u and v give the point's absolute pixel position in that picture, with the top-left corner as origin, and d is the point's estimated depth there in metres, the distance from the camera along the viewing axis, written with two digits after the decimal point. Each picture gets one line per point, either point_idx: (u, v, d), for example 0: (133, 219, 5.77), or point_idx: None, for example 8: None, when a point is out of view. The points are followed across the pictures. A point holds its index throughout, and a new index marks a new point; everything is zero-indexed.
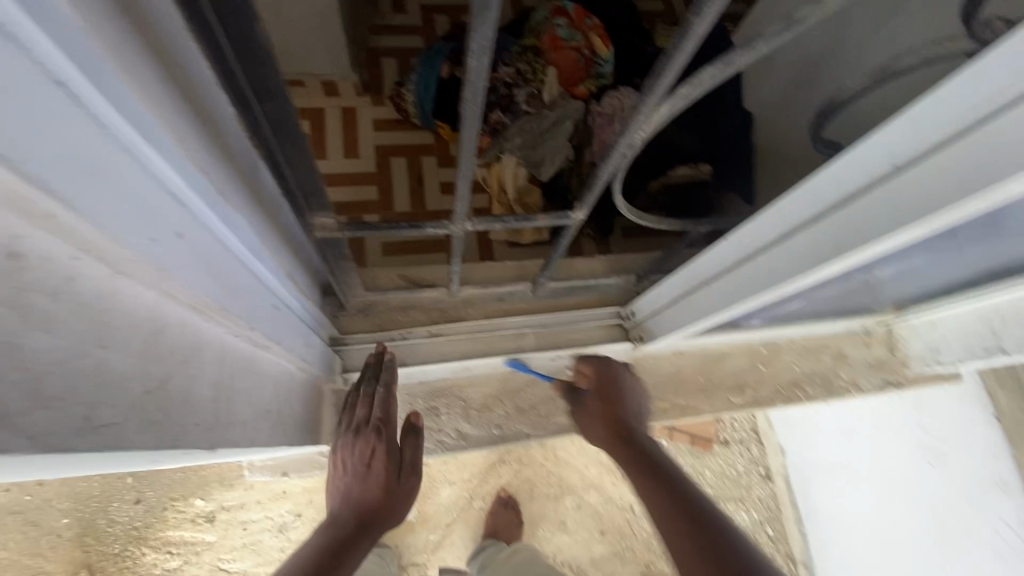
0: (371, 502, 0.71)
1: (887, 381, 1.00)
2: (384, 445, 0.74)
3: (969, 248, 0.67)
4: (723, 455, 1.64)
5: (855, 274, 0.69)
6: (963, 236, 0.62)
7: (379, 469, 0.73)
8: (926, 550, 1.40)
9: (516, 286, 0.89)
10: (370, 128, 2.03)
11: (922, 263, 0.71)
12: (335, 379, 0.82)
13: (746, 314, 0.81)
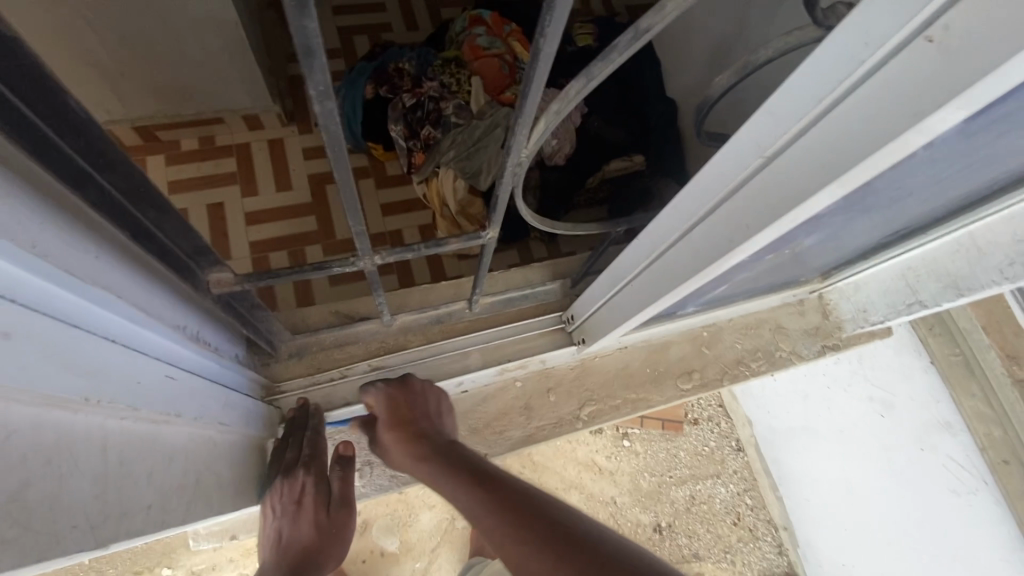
0: (300, 544, 0.71)
1: (825, 346, 1.03)
2: (307, 484, 0.73)
3: (873, 213, 0.69)
4: (695, 434, 1.83)
5: (771, 253, 0.70)
6: (862, 202, 0.64)
7: (310, 505, 0.72)
8: (890, 498, 1.41)
9: (452, 305, 0.87)
10: (300, 158, 1.97)
11: (831, 233, 0.73)
12: (278, 435, 0.79)
13: (678, 304, 0.82)
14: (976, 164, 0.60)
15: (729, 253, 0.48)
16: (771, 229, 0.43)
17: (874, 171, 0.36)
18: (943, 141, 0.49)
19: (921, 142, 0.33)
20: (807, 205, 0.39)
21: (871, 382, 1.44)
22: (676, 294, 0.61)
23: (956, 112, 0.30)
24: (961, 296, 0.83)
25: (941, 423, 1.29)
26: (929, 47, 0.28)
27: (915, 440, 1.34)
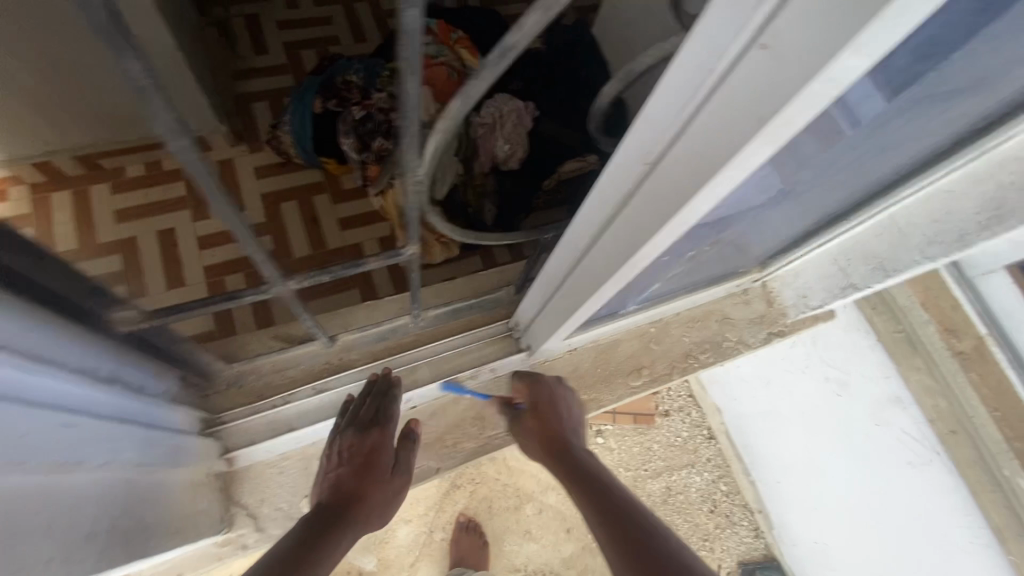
0: (360, 491, 0.68)
1: (770, 333, 1.05)
2: (383, 442, 0.74)
3: (783, 199, 0.72)
4: (666, 427, 1.85)
5: (689, 247, 0.70)
6: (770, 192, 0.66)
7: (380, 462, 0.72)
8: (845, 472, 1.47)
9: (396, 321, 0.86)
10: (252, 178, 1.95)
11: (752, 220, 0.75)
12: (226, 460, 0.80)
13: (612, 304, 0.81)
14: (868, 143, 0.63)
15: (632, 258, 0.49)
16: (666, 231, 0.44)
17: (748, 169, 0.37)
18: (823, 128, 0.50)
19: (782, 138, 0.34)
20: (692, 207, 0.40)
21: (824, 362, 1.46)
22: (598, 298, 0.61)
23: (804, 111, 0.31)
24: (888, 277, 0.84)
25: (891, 397, 1.30)
26: (762, 53, 0.28)
27: (871, 416, 1.36)
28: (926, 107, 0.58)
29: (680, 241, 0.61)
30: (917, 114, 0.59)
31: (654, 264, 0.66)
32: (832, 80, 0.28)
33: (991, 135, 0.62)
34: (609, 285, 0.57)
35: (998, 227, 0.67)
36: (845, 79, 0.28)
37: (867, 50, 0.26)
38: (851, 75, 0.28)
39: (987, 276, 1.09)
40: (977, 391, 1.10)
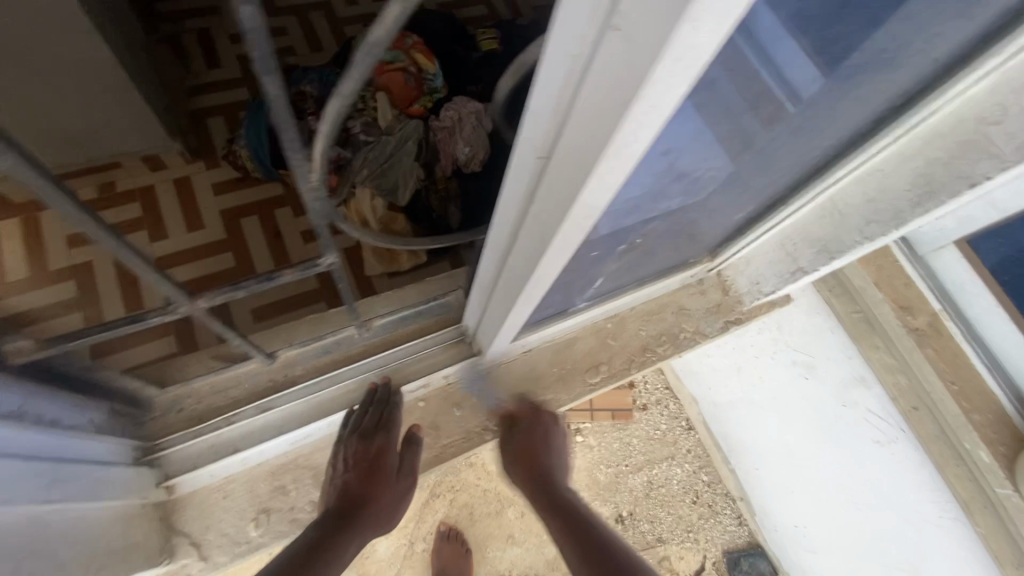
0: (370, 495, 0.77)
1: (727, 322, 1.06)
2: (387, 449, 0.82)
3: (708, 186, 0.71)
4: (645, 421, 1.63)
5: (626, 234, 0.71)
6: (690, 186, 0.68)
7: (384, 467, 0.81)
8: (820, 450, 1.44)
9: (340, 333, 0.84)
10: (210, 194, 1.90)
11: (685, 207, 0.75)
12: (166, 486, 0.78)
13: (552, 303, 0.80)
14: (783, 127, 0.62)
15: (548, 256, 0.48)
16: (572, 225, 0.43)
17: (634, 157, 0.36)
18: (719, 101, 0.50)
19: (658, 122, 0.33)
20: (590, 200, 0.39)
21: (791, 346, 1.47)
22: (534, 297, 0.61)
23: (669, 93, 0.29)
24: (833, 259, 0.84)
25: (857, 378, 1.38)
26: (616, 37, 0.27)
27: (836, 398, 1.40)
28: (832, 89, 0.58)
29: (595, 233, 0.58)
30: (825, 97, 0.59)
31: (576, 258, 0.64)
32: (685, 59, 0.27)
33: (911, 112, 0.62)
34: (534, 283, 0.56)
35: (929, 203, 0.69)
36: (701, 56, 0.27)
37: (710, 27, 0.25)
38: (707, 53, 0.27)
39: (938, 252, 1.14)
40: (934, 366, 1.12)
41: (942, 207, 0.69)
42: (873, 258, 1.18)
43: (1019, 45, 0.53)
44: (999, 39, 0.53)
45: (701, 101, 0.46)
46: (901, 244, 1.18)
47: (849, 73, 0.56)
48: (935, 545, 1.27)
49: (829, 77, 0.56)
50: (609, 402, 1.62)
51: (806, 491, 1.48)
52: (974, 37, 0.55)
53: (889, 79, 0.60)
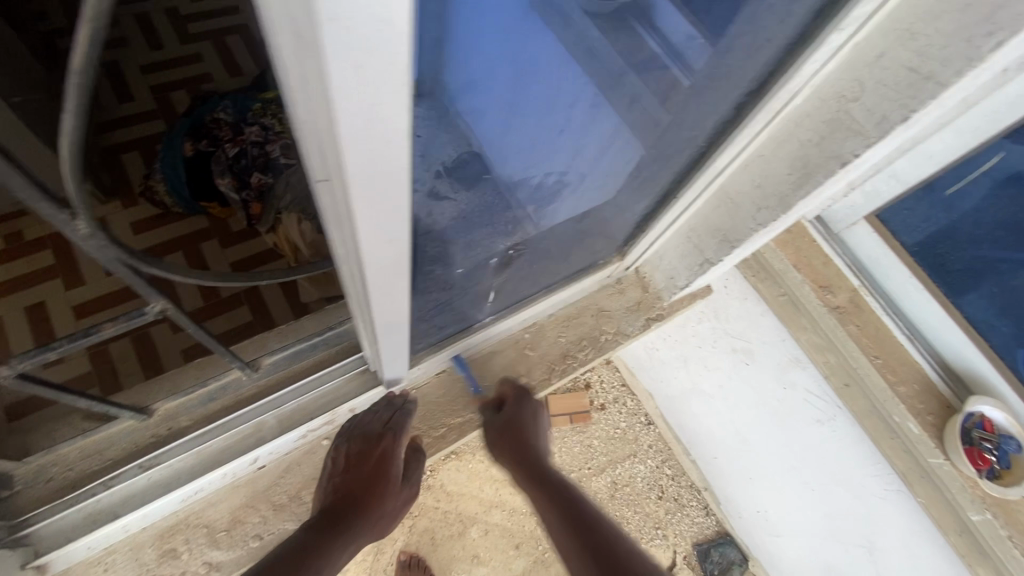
0: (369, 499, 0.74)
1: (649, 319, 1.06)
2: (392, 454, 0.79)
3: (558, 191, 0.73)
4: (603, 421, 1.48)
5: (490, 244, 0.75)
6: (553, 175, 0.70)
7: (392, 471, 0.78)
8: (771, 437, 1.42)
9: (223, 378, 0.79)
10: (130, 233, 1.79)
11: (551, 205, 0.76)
12: (38, 557, 0.76)
13: (441, 322, 0.84)
14: (603, 125, 0.66)
15: (365, 258, 0.49)
16: (369, 213, 0.43)
17: (392, 135, 0.37)
18: (515, 83, 0.54)
19: (389, 98, 0.34)
20: (365, 182, 0.40)
21: (729, 334, 1.46)
22: (398, 315, 0.63)
23: (373, 61, 0.31)
24: (735, 248, 0.83)
25: (792, 361, 1.38)
26: (288, 30, 0.29)
27: (776, 380, 1.42)
28: (632, 89, 0.63)
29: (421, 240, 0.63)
30: (634, 96, 0.64)
31: (425, 272, 0.69)
32: (345, 40, 0.29)
33: (767, 98, 0.61)
34: (377, 291, 0.56)
35: (809, 184, 0.67)
36: (381, 24, 0.29)
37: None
38: (388, 20, 0.29)
39: (851, 228, 1.14)
40: (860, 344, 1.11)
41: (823, 187, 0.67)
42: (791, 239, 1.17)
43: (857, 17, 0.51)
44: (833, 14, 0.51)
45: (448, 97, 0.50)
46: (819, 224, 1.17)
47: (663, 60, 0.60)
48: (884, 518, 1.28)
49: (625, 76, 0.61)
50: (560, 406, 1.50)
51: (773, 479, 1.42)
52: (809, 14, 0.53)
53: (741, 62, 0.59)
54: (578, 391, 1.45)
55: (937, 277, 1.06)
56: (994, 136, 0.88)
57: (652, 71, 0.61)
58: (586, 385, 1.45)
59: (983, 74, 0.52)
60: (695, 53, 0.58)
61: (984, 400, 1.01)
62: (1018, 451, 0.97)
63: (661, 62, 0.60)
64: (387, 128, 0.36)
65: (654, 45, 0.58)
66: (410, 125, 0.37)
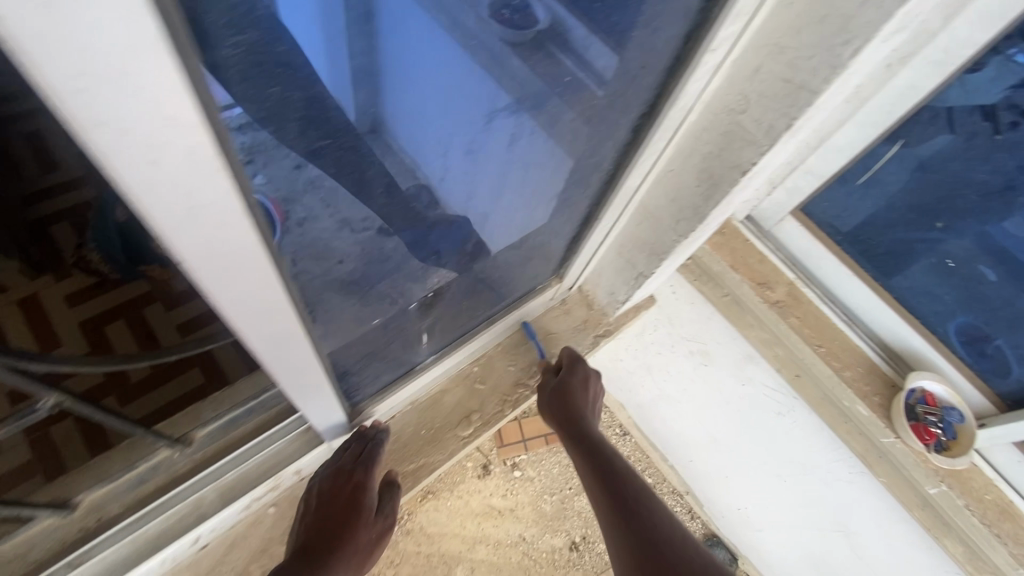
0: (345, 528, 0.75)
1: (598, 336, 1.09)
2: (366, 483, 0.81)
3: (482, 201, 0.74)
4: None
5: (405, 279, 0.77)
6: (484, 181, 0.70)
7: (368, 501, 0.80)
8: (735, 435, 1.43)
9: (153, 458, 0.77)
10: (63, 306, 1.70)
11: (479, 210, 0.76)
12: None
13: (377, 368, 0.83)
14: (496, 156, 0.67)
15: (243, 329, 0.48)
16: (226, 289, 0.42)
17: (220, 216, 0.36)
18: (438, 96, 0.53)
19: (204, 184, 0.33)
20: (206, 263, 0.38)
21: (684, 336, 1.44)
22: (307, 375, 0.61)
23: (169, 155, 0.30)
24: (664, 259, 0.84)
25: (745, 356, 1.35)
26: None
27: (735, 376, 1.39)
28: (508, 128, 0.63)
29: (315, 298, 0.60)
30: (515, 134, 0.64)
31: (333, 326, 0.66)
32: (130, 144, 0.28)
33: (662, 117, 0.63)
34: (270, 357, 0.54)
35: (717, 195, 0.69)
36: (164, 119, 0.28)
37: (122, 92, 0.26)
38: (170, 116, 0.28)
39: (781, 224, 1.18)
40: (801, 334, 1.14)
41: (731, 195, 0.69)
42: (725, 242, 1.22)
43: (727, 37, 0.53)
44: (702, 37, 0.53)
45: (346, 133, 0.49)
46: (748, 223, 1.22)
47: (533, 98, 0.59)
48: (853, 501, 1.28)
49: (492, 119, 0.60)
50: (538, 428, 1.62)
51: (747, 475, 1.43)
52: (680, 38, 0.55)
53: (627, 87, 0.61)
54: None
55: (863, 263, 1.11)
56: (890, 127, 0.93)
57: (521, 113, 0.61)
58: None
59: (852, 78, 0.55)
60: (603, 70, 0.59)
61: (924, 376, 1.05)
62: (961, 421, 1.03)
63: (531, 102, 0.60)
64: (215, 212, 0.35)
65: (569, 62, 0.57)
66: (242, 204, 0.36)
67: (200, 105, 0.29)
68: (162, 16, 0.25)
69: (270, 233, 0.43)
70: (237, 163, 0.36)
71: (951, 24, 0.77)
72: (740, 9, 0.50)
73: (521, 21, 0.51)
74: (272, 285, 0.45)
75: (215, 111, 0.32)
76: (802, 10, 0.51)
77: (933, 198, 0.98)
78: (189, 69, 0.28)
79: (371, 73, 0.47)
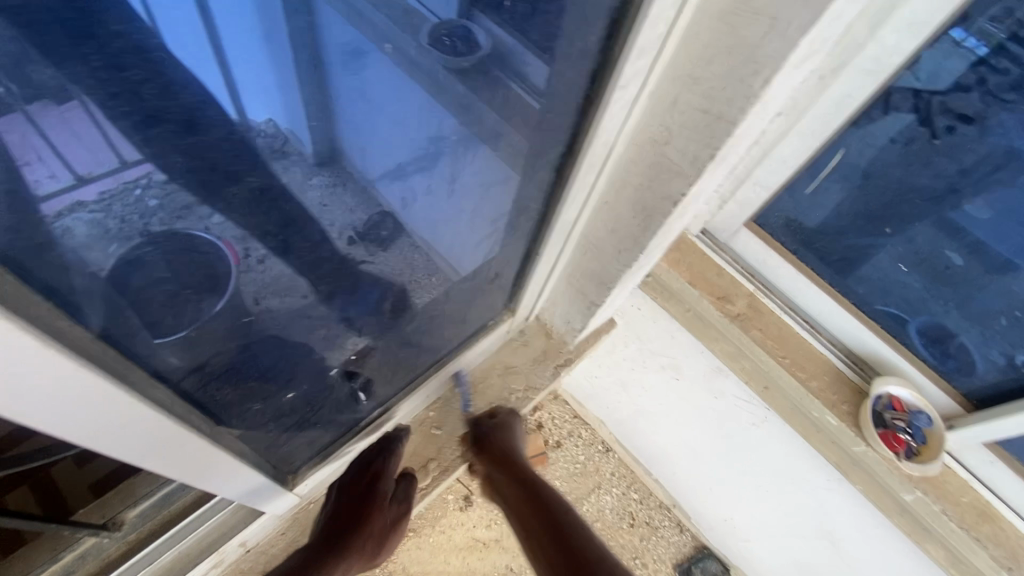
0: (362, 515, 0.79)
1: (558, 365, 1.09)
2: (384, 472, 0.85)
3: (429, 239, 0.71)
4: (562, 456, 1.67)
5: (315, 354, 0.69)
6: (428, 218, 0.67)
7: (388, 486, 0.84)
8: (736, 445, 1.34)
9: (79, 546, 0.73)
10: None
11: (425, 248, 0.72)
12: None
13: (311, 436, 0.77)
14: (437, 193, 0.64)
15: (110, 448, 0.42)
16: (54, 424, 0.36)
17: (11, 353, 0.30)
18: (390, 132, 0.51)
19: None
20: (19, 405, 0.33)
21: (654, 352, 1.38)
22: (218, 466, 0.55)
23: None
24: (611, 288, 0.84)
25: (715, 367, 1.27)
26: None
27: (707, 390, 1.32)
28: (400, 189, 0.59)
29: (204, 394, 0.53)
30: (405, 195, 0.60)
31: (243, 413, 0.60)
32: None
33: (584, 151, 0.60)
34: (165, 461, 0.48)
35: (652, 226, 0.68)
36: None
37: None
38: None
39: (735, 236, 1.18)
40: (765, 347, 1.13)
41: (667, 224, 0.68)
42: (682, 257, 1.21)
43: (635, 73, 0.51)
44: (608, 74, 0.52)
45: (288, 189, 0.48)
46: (705, 237, 1.22)
47: (430, 152, 0.57)
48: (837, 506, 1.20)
49: (376, 185, 0.56)
50: None
51: (729, 485, 1.44)
52: (587, 76, 0.53)
53: (539, 130, 0.59)
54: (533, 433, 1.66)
55: (820, 269, 1.10)
56: (831, 135, 0.92)
57: (417, 171, 0.58)
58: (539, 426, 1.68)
59: (768, 105, 0.53)
60: (533, 81, 0.54)
61: (889, 382, 1.04)
62: (929, 424, 1.02)
63: (432, 156, 0.57)
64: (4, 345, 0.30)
65: (505, 76, 0.54)
66: (33, 334, 0.31)
67: None
68: None
69: (96, 349, 0.37)
70: (10, 291, 0.30)
71: (877, 35, 0.78)
72: (641, 45, 0.48)
73: (463, 48, 0.49)
74: (118, 402, 0.39)
75: None
76: (707, 41, 0.49)
77: (879, 204, 0.97)
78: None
79: (217, 175, 0.42)
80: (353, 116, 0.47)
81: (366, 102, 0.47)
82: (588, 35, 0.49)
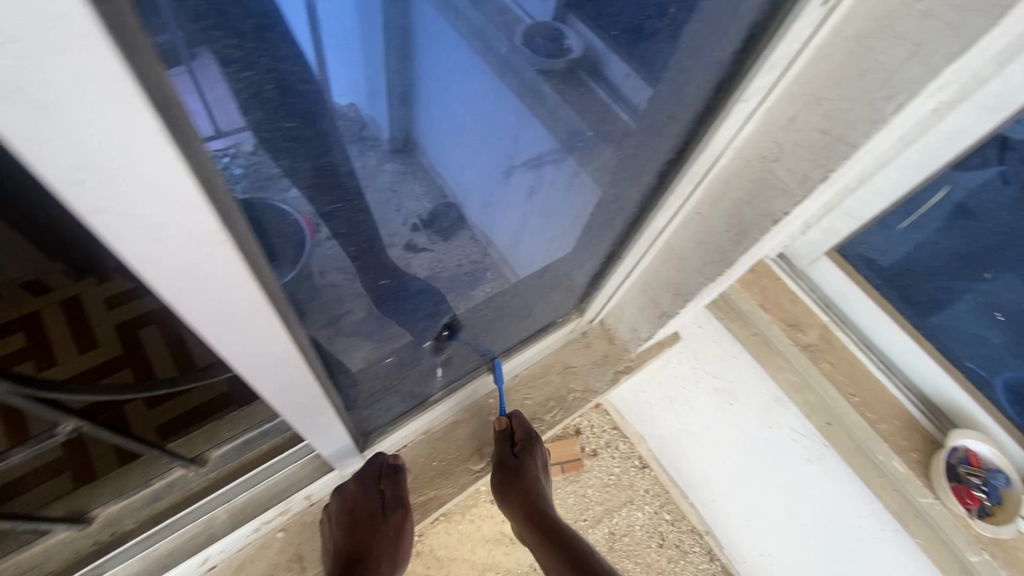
0: (367, 534, 0.88)
1: (618, 371, 1.11)
2: (362, 494, 0.89)
3: (545, 229, 0.73)
4: (597, 467, 1.67)
5: (417, 328, 0.75)
6: (548, 208, 0.69)
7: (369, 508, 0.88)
8: (780, 479, 1.32)
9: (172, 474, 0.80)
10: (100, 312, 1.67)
11: (538, 239, 0.74)
12: None
13: (389, 402, 0.85)
14: (559, 187, 0.66)
15: (263, 382, 0.47)
16: (233, 349, 0.41)
17: (227, 280, 0.35)
18: (533, 129, 0.54)
19: (210, 252, 0.32)
20: (212, 330, 0.38)
21: (710, 374, 1.36)
22: (327, 414, 0.61)
23: (172, 230, 0.29)
24: (688, 300, 0.84)
25: (774, 398, 1.24)
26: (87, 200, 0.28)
27: (760, 418, 1.29)
28: (532, 177, 0.61)
29: (327, 345, 0.60)
30: (535, 184, 0.63)
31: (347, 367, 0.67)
32: (133, 224, 0.27)
33: (688, 166, 0.63)
34: (290, 403, 0.53)
35: (747, 241, 0.68)
36: (167, 195, 0.27)
37: (125, 178, 0.25)
38: (172, 191, 0.27)
39: (814, 264, 1.14)
40: (834, 380, 1.09)
41: (760, 244, 0.68)
42: (755, 280, 1.19)
43: (760, 88, 0.52)
44: (734, 87, 0.53)
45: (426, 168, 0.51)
46: (781, 262, 1.20)
47: (566, 145, 0.59)
48: (884, 556, 1.15)
49: (515, 171, 0.58)
50: (555, 456, 1.64)
51: (770, 519, 1.40)
52: (710, 88, 0.55)
53: (654, 136, 0.61)
54: (571, 438, 1.67)
55: (903, 308, 1.06)
56: (936, 171, 0.89)
57: (551, 162, 0.61)
58: (577, 432, 1.68)
59: (895, 130, 0.52)
60: (634, 99, 0.55)
61: (968, 435, 0.98)
62: (1007, 485, 0.94)
63: (566, 150, 0.60)
64: (221, 276, 0.34)
65: (616, 107, 0.56)
66: (246, 269, 0.35)
67: (200, 184, 0.28)
68: (153, 94, 0.24)
69: (277, 292, 0.42)
70: (240, 228, 0.35)
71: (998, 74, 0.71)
72: (773, 61, 0.49)
73: (555, 51, 0.47)
74: (280, 343, 0.44)
75: (217, 184, 0.31)
76: (838, 63, 0.49)
77: (981, 247, 0.93)
78: (183, 141, 0.27)
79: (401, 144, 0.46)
80: (503, 110, 0.50)
81: (529, 97, 0.51)
82: (723, 48, 0.51)
